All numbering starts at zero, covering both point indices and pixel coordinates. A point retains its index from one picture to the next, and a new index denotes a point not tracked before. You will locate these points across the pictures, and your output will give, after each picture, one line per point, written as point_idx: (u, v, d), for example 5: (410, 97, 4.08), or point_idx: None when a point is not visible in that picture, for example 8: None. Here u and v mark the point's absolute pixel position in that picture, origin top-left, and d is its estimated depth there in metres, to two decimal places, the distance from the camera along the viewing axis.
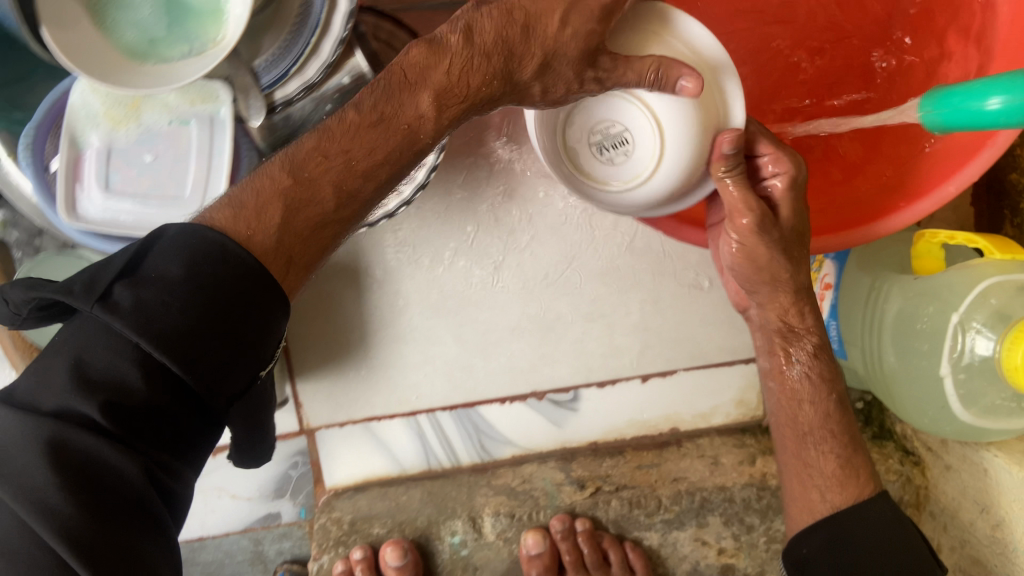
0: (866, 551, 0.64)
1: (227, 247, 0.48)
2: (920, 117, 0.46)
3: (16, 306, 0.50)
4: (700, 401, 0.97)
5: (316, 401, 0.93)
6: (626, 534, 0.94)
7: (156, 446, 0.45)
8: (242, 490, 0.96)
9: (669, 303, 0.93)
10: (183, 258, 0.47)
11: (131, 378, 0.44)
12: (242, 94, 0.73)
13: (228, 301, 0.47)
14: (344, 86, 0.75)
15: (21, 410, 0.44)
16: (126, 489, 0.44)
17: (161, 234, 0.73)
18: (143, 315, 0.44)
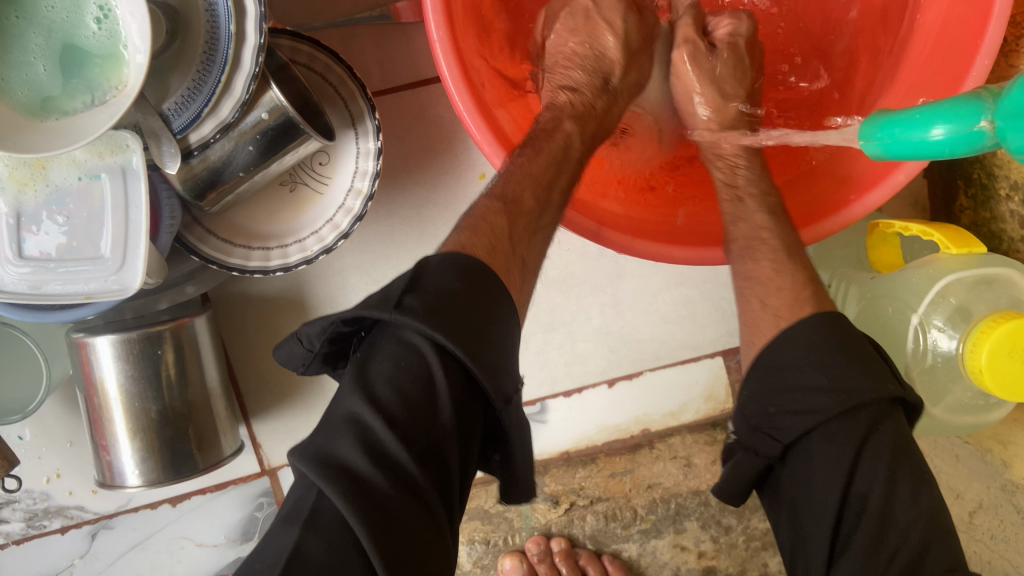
0: (834, 478, 0.55)
1: (482, 268, 0.53)
2: (858, 140, 0.45)
3: (309, 343, 0.55)
4: (669, 400, 0.95)
5: (276, 440, 0.92)
6: (604, 547, 0.99)
7: (439, 447, 0.49)
8: (207, 537, 0.93)
9: (629, 305, 0.91)
10: (459, 274, 0.52)
11: (414, 396, 0.49)
12: (152, 140, 0.68)
13: (486, 302, 0.51)
14: (263, 122, 0.69)
15: (326, 439, 0.48)
16: (416, 492, 0.48)
17: (83, 300, 0.69)
18: (389, 344, 0.50)
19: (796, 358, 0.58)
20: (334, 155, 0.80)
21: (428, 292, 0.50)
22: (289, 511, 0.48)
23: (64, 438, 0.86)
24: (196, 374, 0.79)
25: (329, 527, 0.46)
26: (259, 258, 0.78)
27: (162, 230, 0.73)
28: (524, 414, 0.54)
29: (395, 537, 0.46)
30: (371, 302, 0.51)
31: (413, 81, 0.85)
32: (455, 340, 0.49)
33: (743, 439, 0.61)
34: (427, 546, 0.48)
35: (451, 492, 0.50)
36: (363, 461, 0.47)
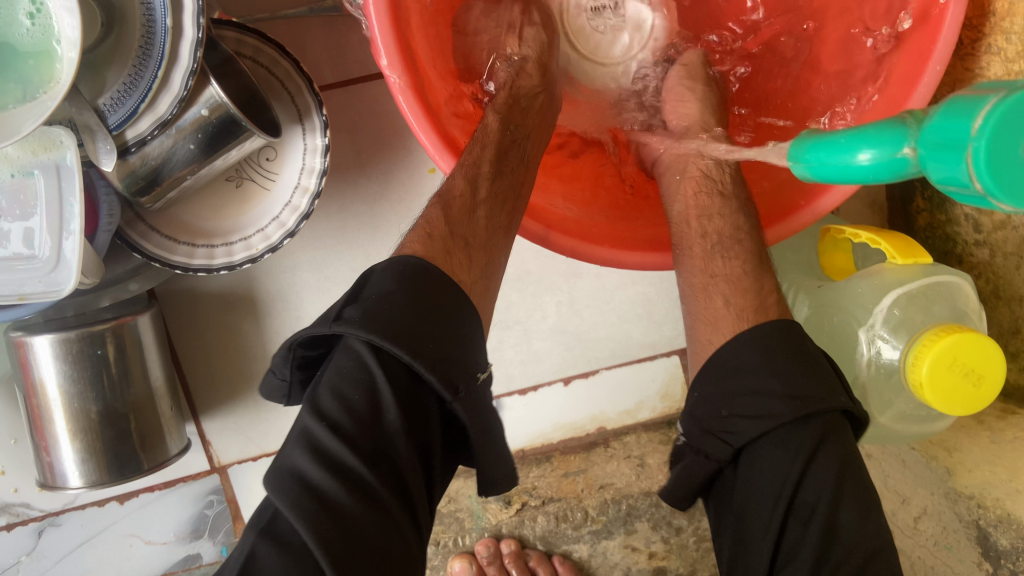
0: (772, 486, 0.54)
1: (424, 272, 0.53)
2: (789, 157, 0.44)
3: (282, 374, 0.55)
4: (623, 399, 0.95)
5: (226, 437, 0.90)
6: (555, 549, 0.97)
7: (393, 449, 0.48)
8: (156, 535, 0.92)
9: (584, 304, 0.90)
10: (397, 278, 0.52)
11: (360, 400, 0.48)
12: (86, 136, 0.65)
13: (425, 301, 0.51)
14: (202, 119, 0.68)
15: (285, 453, 0.48)
16: (369, 495, 0.46)
17: (17, 300, 0.67)
18: (340, 353, 0.50)
19: (751, 362, 0.58)
20: (281, 150, 0.78)
21: (367, 301, 0.50)
22: (256, 523, 0.48)
23: (8, 435, 0.85)
24: (140, 373, 0.77)
25: (285, 532, 0.45)
26: (203, 256, 0.76)
27: (99, 228, 0.71)
28: (484, 405, 0.52)
29: (350, 547, 0.45)
30: (318, 319, 0.51)
31: (364, 75, 0.83)
32: (393, 339, 0.48)
33: (693, 441, 0.61)
34: (389, 552, 0.46)
35: (415, 498, 0.49)
36: (317, 473, 0.46)
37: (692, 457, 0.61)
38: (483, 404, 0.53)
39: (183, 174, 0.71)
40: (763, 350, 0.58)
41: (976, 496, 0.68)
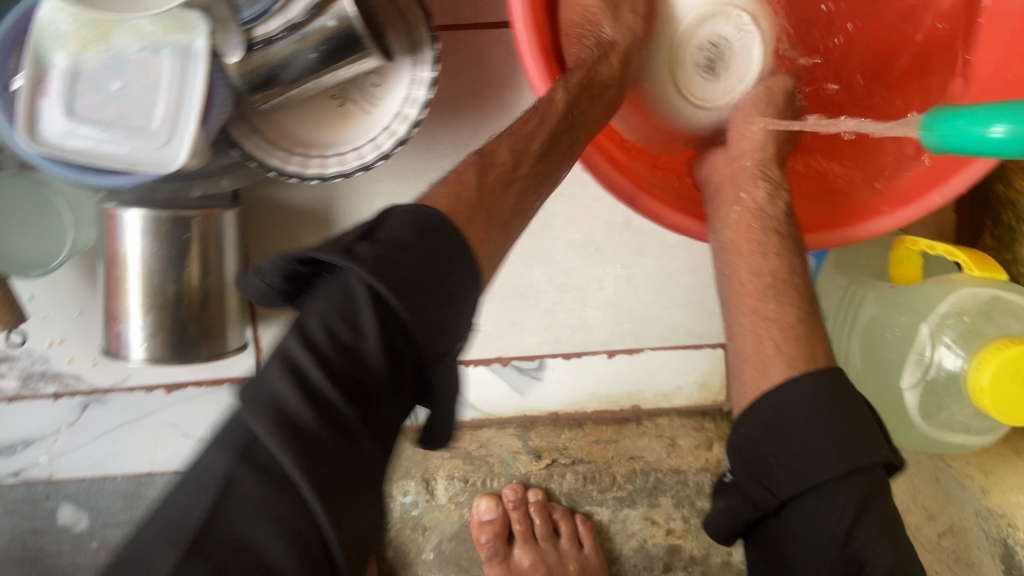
0: (829, 535, 0.54)
1: (353, 283, 0.47)
2: (920, 128, 0.47)
3: (266, 279, 0.52)
4: (663, 381, 0.97)
5: (279, 347, 0.93)
6: (578, 507, 1.00)
7: (372, 397, 0.46)
8: (193, 429, 0.95)
9: (643, 281, 0.93)
10: (415, 228, 0.50)
11: (352, 341, 0.46)
12: (220, 27, 0.69)
13: (438, 258, 0.49)
14: (327, 29, 0.69)
15: (258, 379, 0.46)
16: (341, 439, 0.44)
17: (126, 167, 0.70)
18: (339, 285, 0.47)
19: (806, 409, 0.58)
20: (387, 79, 0.81)
21: (381, 243, 0.48)
22: (223, 438, 0.46)
23: (74, 307, 0.87)
24: (216, 265, 0.80)
25: (262, 457, 0.43)
26: (298, 165, 0.79)
27: (212, 115, 0.72)
28: (456, 369, 0.51)
29: (283, 574, 0.41)
30: (324, 245, 0.49)
31: (474, 23, 0.84)
32: (397, 287, 0.46)
33: (741, 483, 0.60)
34: (355, 502, 0.45)
35: (364, 493, 0.46)
36: (245, 527, 0.42)
37: (740, 500, 0.60)
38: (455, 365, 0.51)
39: (297, 80, 0.73)
40: (814, 400, 0.57)
41: (1009, 516, 0.70)
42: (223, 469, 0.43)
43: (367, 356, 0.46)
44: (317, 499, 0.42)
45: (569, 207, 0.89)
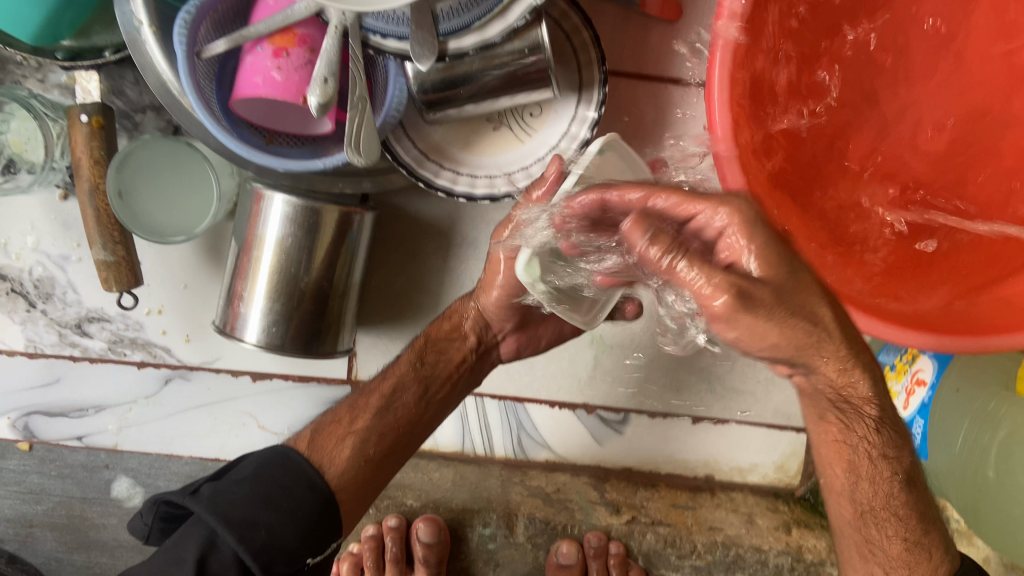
0: None
1: (289, 460, 0.69)
2: None
3: (144, 521, 0.71)
4: (742, 456, 0.96)
5: (370, 354, 0.90)
6: (653, 567, 0.92)
7: (270, 540, 0.64)
8: (270, 422, 0.91)
9: (742, 352, 0.94)
10: (258, 464, 0.68)
11: (255, 490, 0.65)
12: (416, 37, 0.67)
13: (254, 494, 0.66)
14: (517, 54, 0.71)
15: (174, 493, 0.67)
16: (267, 562, 0.64)
17: (316, 162, 0.72)
18: (272, 451, 0.69)
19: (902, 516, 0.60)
20: (546, 110, 0.80)
21: (221, 483, 0.66)
22: (181, 544, 0.64)
23: (179, 279, 0.86)
24: (345, 265, 0.78)
25: (225, 559, 0.63)
26: (447, 179, 0.79)
27: (384, 115, 0.72)
28: (287, 473, 0.68)
29: (295, 509, 0.66)
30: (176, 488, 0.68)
31: (634, 72, 0.85)
32: (225, 525, 0.63)
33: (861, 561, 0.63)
34: (275, 553, 0.64)
35: (261, 565, 0.63)
36: (240, 471, 0.68)
37: None
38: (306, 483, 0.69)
39: (468, 100, 0.74)
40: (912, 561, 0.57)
41: None
42: (231, 554, 0.63)
43: (257, 503, 0.65)
44: (252, 559, 0.63)
45: None
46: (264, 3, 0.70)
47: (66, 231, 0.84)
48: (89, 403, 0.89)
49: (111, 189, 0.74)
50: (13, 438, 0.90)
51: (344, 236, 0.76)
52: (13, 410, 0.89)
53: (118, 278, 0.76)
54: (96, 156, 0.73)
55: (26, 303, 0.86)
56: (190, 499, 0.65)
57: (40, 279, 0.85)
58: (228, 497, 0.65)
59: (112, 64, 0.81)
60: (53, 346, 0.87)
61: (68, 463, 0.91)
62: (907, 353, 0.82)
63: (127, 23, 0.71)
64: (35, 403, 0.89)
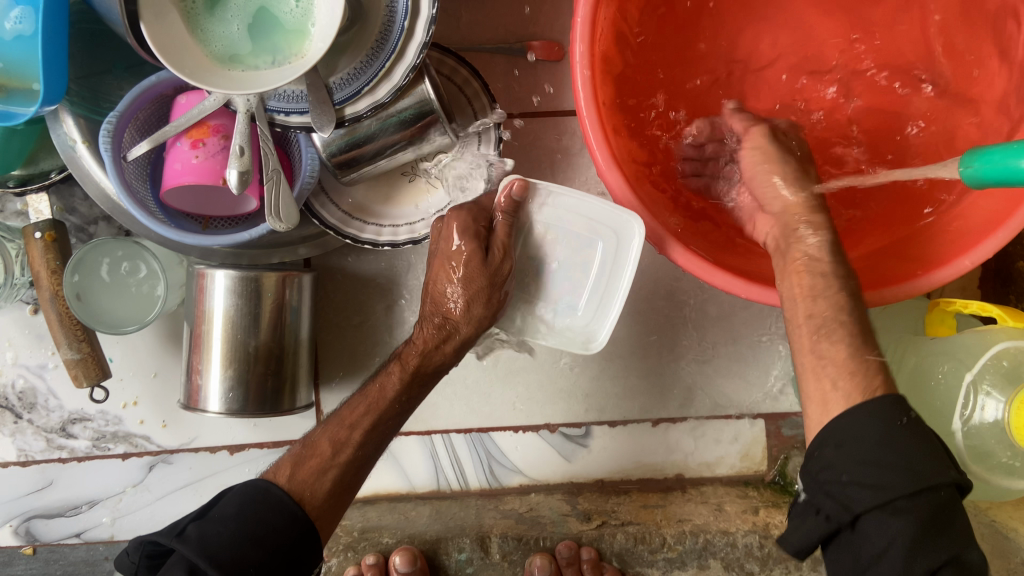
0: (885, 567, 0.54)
1: (272, 492, 0.73)
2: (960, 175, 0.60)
3: (132, 555, 0.75)
4: (706, 451, 1.00)
5: (337, 410, 0.96)
6: (630, 567, 0.91)
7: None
8: None
9: (686, 350, 0.98)
10: (239, 502, 0.72)
11: (236, 529, 0.70)
12: (315, 108, 0.76)
13: (234, 536, 0.70)
14: (410, 109, 0.79)
15: (161, 533, 0.72)
16: None
17: (244, 233, 0.79)
18: (255, 487, 0.73)
19: (872, 432, 0.57)
20: (453, 157, 0.89)
21: (206, 521, 0.71)
22: None
23: (149, 369, 0.93)
24: (291, 325, 0.86)
25: None
26: (371, 233, 0.86)
27: (300, 182, 0.80)
28: (265, 507, 0.72)
29: (270, 545, 0.70)
30: (163, 528, 0.73)
31: (532, 111, 0.93)
32: (209, 566, 0.68)
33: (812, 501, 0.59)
34: None
35: None
36: (223, 508, 0.72)
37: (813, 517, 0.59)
38: (283, 510, 0.72)
39: (376, 158, 0.82)
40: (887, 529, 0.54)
41: None
42: None
43: (237, 540, 0.70)
44: None
45: None
46: (177, 103, 0.79)
47: (40, 342, 0.92)
48: (82, 500, 0.95)
49: (69, 293, 0.82)
50: (18, 544, 0.96)
51: (285, 298, 0.84)
52: (13, 518, 0.95)
53: (88, 373, 0.83)
54: (53, 266, 0.81)
55: (13, 415, 0.93)
56: (174, 539, 0.70)
57: (23, 390, 0.92)
58: (214, 538, 0.69)
59: (62, 185, 0.90)
60: (42, 451, 0.94)
61: (70, 561, 0.96)
62: None
63: (62, 143, 0.79)
64: (33, 509, 0.95)
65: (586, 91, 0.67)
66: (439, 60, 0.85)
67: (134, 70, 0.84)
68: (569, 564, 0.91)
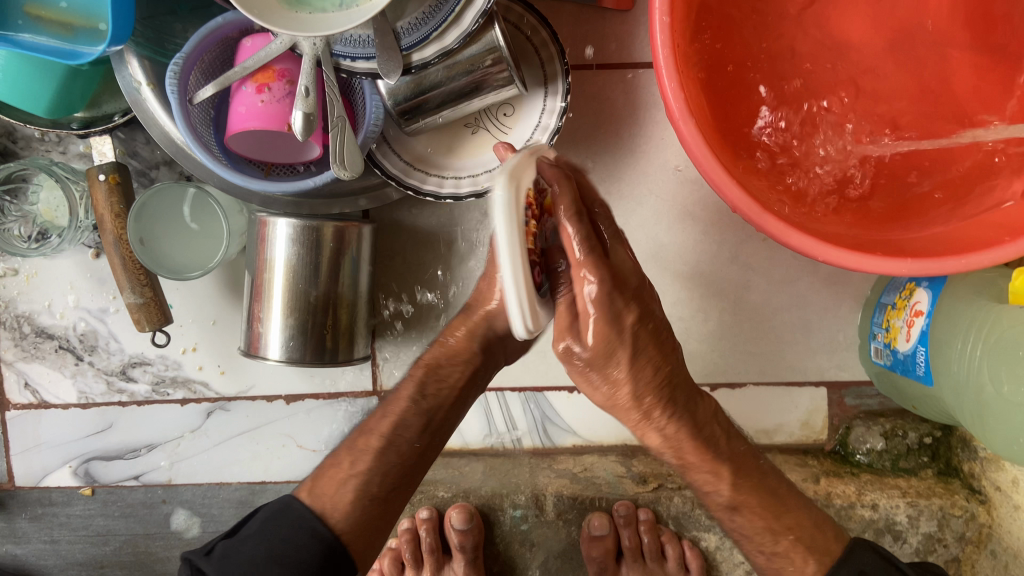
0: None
1: (295, 507, 0.73)
2: None
3: None
4: (765, 418, 0.98)
5: (392, 363, 0.95)
6: (685, 531, 0.91)
7: None
8: (308, 441, 0.97)
9: (748, 315, 0.96)
10: (264, 519, 0.73)
11: (259, 543, 0.71)
12: (382, 54, 0.74)
13: (256, 551, 0.70)
14: (478, 56, 0.77)
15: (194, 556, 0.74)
16: None
17: (309, 181, 0.78)
18: (281, 505, 0.75)
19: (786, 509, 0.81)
20: (518, 108, 0.86)
21: (232, 542, 0.73)
22: None
23: (208, 315, 0.93)
24: (351, 276, 0.85)
25: None
26: (434, 185, 0.85)
27: (365, 130, 0.79)
28: (286, 522, 0.72)
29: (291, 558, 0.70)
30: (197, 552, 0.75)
31: (599, 63, 0.90)
32: None
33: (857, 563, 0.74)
34: None
35: None
36: (250, 527, 0.73)
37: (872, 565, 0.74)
38: (303, 525, 0.72)
39: (440, 107, 0.80)
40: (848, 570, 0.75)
41: None
42: None
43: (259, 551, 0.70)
44: None
45: (678, 239, 0.94)
46: (242, 46, 0.77)
47: (102, 285, 0.92)
48: (141, 442, 0.96)
49: (132, 238, 0.82)
50: (76, 485, 0.97)
51: (347, 248, 0.83)
52: (73, 459, 0.96)
53: (150, 318, 0.83)
54: (117, 210, 0.81)
55: (74, 357, 0.94)
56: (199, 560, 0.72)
57: (84, 333, 0.93)
58: (238, 554, 0.70)
59: (124, 128, 0.90)
60: (102, 394, 0.95)
61: (129, 502, 0.97)
62: (903, 289, 0.84)
63: (128, 86, 0.78)
64: (92, 450, 0.96)
65: (665, 39, 0.65)
66: (508, 5, 0.81)
67: (198, 12, 0.82)
68: (625, 524, 0.90)
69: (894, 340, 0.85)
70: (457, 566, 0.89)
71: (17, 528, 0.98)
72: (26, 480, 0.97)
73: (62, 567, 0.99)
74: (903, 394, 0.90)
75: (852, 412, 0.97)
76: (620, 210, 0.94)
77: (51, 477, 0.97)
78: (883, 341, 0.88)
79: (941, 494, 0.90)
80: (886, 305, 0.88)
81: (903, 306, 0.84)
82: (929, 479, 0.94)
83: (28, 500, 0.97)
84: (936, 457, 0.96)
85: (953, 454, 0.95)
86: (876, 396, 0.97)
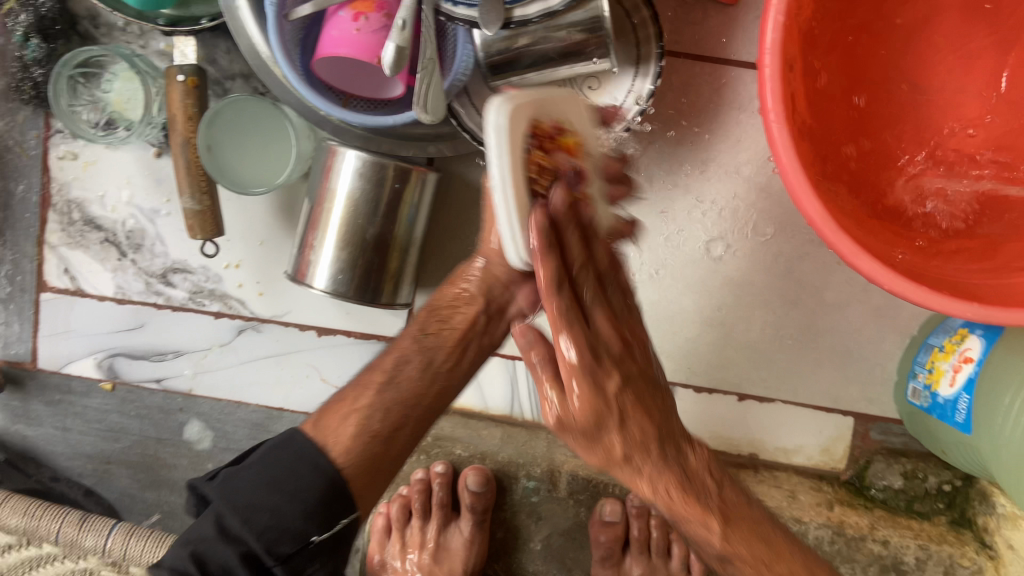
0: None
1: (300, 442, 0.72)
2: None
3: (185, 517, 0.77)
4: (787, 436, 0.97)
5: None
6: None
7: (274, 527, 0.68)
8: (332, 376, 0.96)
9: (791, 332, 0.95)
10: (268, 448, 0.72)
11: (259, 482, 0.69)
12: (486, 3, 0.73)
13: (260, 479, 0.70)
14: (579, 23, 0.75)
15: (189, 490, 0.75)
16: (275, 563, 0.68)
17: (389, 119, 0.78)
18: (288, 438, 0.73)
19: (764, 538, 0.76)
20: (605, 84, 0.85)
21: (238, 471, 0.71)
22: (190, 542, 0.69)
23: (257, 235, 0.92)
24: (407, 219, 0.84)
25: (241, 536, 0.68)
26: None
27: (451, 79, 0.78)
28: (301, 446, 0.72)
29: (298, 494, 0.69)
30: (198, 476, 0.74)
31: (691, 53, 0.89)
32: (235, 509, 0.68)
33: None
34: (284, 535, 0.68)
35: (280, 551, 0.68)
36: (256, 469, 0.71)
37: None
38: (313, 454, 0.71)
39: (530, 68, 0.79)
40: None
41: None
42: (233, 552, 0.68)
43: (258, 478, 0.70)
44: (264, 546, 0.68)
45: (735, 243, 0.93)
46: None
47: (158, 186, 0.92)
48: (169, 348, 0.96)
49: (201, 143, 0.81)
50: (98, 377, 0.97)
51: (411, 191, 0.83)
52: (99, 351, 0.97)
53: (203, 227, 0.83)
54: (191, 113, 0.81)
55: (118, 252, 0.94)
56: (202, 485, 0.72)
57: (132, 230, 0.93)
58: (235, 483, 0.70)
59: (208, 34, 0.89)
60: (140, 293, 0.95)
61: (146, 404, 0.98)
62: (954, 333, 0.82)
63: None
64: (120, 346, 0.96)
65: (776, 39, 0.61)
66: None
67: None
68: (637, 514, 0.88)
69: (935, 382, 0.84)
70: (464, 525, 0.89)
71: (32, 409, 0.99)
72: (48, 364, 0.97)
73: (69, 456, 0.99)
74: (934, 438, 0.89)
75: (875, 446, 0.96)
76: (683, 203, 0.93)
77: (75, 365, 0.97)
78: (923, 382, 0.86)
79: (951, 542, 0.92)
80: (932, 347, 0.86)
81: (951, 350, 0.82)
82: (941, 526, 0.95)
83: (48, 383, 0.98)
84: (952, 505, 0.96)
85: (970, 506, 0.95)
86: (902, 435, 0.96)
